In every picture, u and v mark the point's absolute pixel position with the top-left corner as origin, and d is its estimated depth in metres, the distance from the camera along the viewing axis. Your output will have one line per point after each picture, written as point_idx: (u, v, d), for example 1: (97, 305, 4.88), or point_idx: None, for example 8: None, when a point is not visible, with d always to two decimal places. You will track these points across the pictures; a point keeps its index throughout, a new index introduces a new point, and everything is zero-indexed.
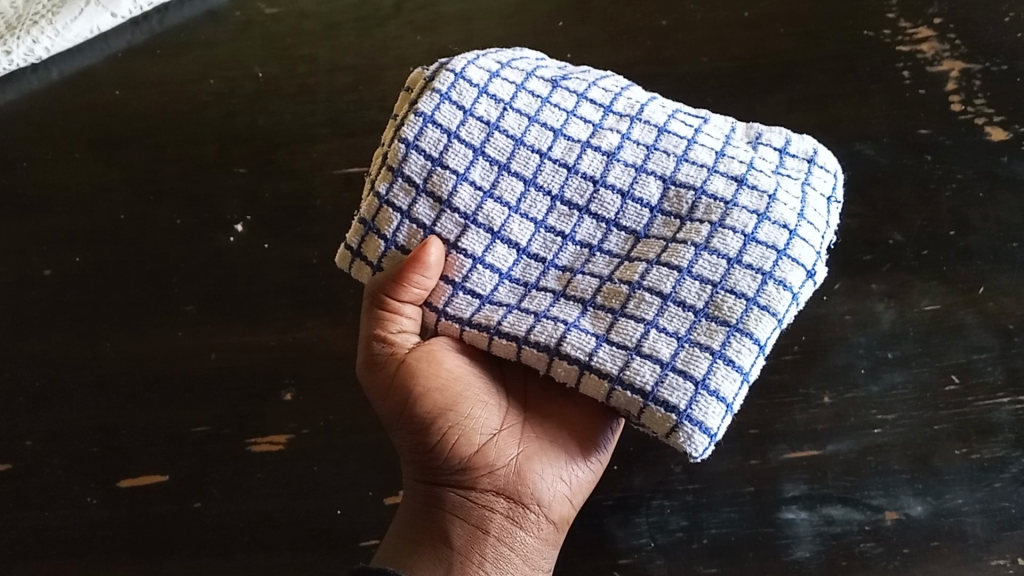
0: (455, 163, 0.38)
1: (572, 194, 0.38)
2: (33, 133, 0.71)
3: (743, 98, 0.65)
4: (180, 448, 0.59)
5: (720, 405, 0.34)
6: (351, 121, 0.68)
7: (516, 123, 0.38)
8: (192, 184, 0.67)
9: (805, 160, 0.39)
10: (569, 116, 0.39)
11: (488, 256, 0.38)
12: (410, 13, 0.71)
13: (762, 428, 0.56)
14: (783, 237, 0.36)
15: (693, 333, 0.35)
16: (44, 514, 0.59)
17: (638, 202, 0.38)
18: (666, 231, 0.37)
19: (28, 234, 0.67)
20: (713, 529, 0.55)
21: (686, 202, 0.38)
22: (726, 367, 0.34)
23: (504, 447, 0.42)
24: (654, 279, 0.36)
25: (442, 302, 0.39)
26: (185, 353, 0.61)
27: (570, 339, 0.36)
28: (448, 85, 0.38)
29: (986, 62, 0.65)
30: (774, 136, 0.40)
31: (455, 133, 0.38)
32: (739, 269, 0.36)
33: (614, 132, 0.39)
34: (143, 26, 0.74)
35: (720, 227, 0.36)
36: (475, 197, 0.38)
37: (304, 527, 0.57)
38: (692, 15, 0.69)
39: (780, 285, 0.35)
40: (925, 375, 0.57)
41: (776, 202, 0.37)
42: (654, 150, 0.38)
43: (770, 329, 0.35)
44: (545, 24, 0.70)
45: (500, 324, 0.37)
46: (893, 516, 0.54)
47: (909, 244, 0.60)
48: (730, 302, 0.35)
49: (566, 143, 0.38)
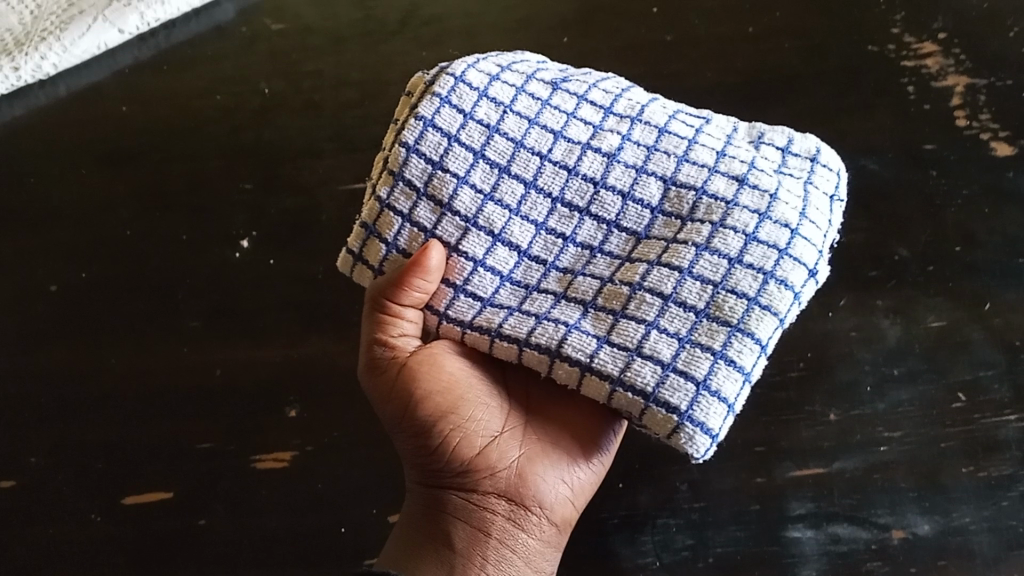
0: (456, 166, 0.38)
1: (573, 196, 0.38)
2: (40, 149, 0.71)
3: (748, 114, 0.66)
4: (184, 464, 0.58)
5: (722, 405, 0.34)
6: (356, 136, 0.68)
7: (517, 126, 0.38)
8: (198, 200, 0.67)
9: (807, 159, 0.39)
10: (570, 118, 0.39)
11: (489, 258, 0.38)
12: (416, 29, 0.73)
13: (767, 446, 0.56)
14: (785, 237, 0.36)
15: (694, 333, 0.35)
16: (43, 531, 0.57)
17: (638, 202, 0.38)
18: (668, 232, 0.37)
19: (34, 248, 0.67)
20: (719, 547, 0.54)
21: (688, 202, 0.38)
22: (727, 367, 0.34)
23: (505, 449, 0.42)
24: (655, 279, 0.36)
25: (443, 305, 0.39)
26: (189, 370, 0.61)
27: (572, 341, 0.36)
28: (448, 89, 0.38)
29: (991, 77, 0.66)
30: (776, 135, 0.40)
31: (455, 137, 0.38)
32: (740, 269, 0.36)
33: (615, 133, 0.39)
34: (151, 43, 0.75)
35: (721, 227, 0.36)
36: (475, 201, 0.38)
37: (308, 544, 0.56)
38: (696, 31, 0.71)
39: (781, 284, 0.35)
40: (931, 392, 0.56)
41: (778, 201, 0.37)
42: (655, 151, 0.38)
43: (772, 329, 0.35)
44: (550, 39, 0.71)
45: (502, 326, 0.37)
46: (900, 534, 0.54)
47: (915, 259, 0.60)
48: (731, 301, 0.35)
49: (567, 145, 0.38)
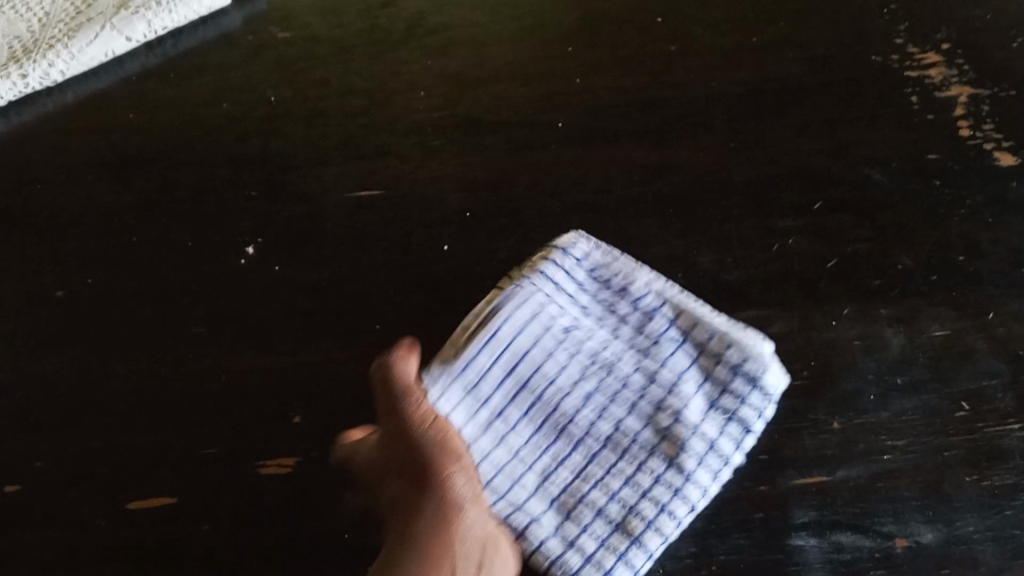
0: (485, 321, 0.53)
1: (556, 418, 0.53)
2: (47, 155, 0.72)
3: (752, 123, 0.68)
4: (188, 469, 0.56)
5: (609, 526, 0.50)
6: (363, 145, 0.71)
7: (532, 352, 0.53)
8: (205, 206, 0.68)
9: (722, 459, 0.52)
10: (564, 359, 0.54)
11: (493, 385, 0.52)
12: (421, 39, 0.77)
13: (771, 454, 0.54)
14: (678, 480, 0.51)
15: (607, 509, 0.51)
16: (34, 538, 0.54)
17: (594, 438, 0.53)
18: (611, 456, 0.52)
19: (41, 254, 0.67)
20: (722, 555, 0.51)
21: (625, 443, 0.52)
22: (620, 537, 0.50)
23: (470, 514, 0.49)
24: (588, 446, 0.52)
25: (449, 381, 0.52)
26: (195, 373, 0.60)
27: (530, 446, 0.52)
28: (506, 318, 0.53)
29: (995, 87, 0.68)
30: (710, 427, 0.52)
31: (491, 332, 0.53)
32: (643, 476, 0.51)
33: (591, 380, 0.54)
34: (157, 50, 0.77)
35: (638, 471, 0.52)
36: (495, 372, 0.52)
37: (310, 553, 0.52)
38: (699, 43, 0.73)
39: (668, 516, 0.50)
40: (934, 402, 0.55)
41: (685, 478, 0.51)
42: (608, 411, 0.53)
43: (659, 543, 0.50)
44: (555, 51, 0.75)
45: (499, 410, 0.52)
46: (903, 543, 0.50)
47: (919, 268, 0.60)
48: (632, 498, 0.51)
49: (558, 383, 0.53)
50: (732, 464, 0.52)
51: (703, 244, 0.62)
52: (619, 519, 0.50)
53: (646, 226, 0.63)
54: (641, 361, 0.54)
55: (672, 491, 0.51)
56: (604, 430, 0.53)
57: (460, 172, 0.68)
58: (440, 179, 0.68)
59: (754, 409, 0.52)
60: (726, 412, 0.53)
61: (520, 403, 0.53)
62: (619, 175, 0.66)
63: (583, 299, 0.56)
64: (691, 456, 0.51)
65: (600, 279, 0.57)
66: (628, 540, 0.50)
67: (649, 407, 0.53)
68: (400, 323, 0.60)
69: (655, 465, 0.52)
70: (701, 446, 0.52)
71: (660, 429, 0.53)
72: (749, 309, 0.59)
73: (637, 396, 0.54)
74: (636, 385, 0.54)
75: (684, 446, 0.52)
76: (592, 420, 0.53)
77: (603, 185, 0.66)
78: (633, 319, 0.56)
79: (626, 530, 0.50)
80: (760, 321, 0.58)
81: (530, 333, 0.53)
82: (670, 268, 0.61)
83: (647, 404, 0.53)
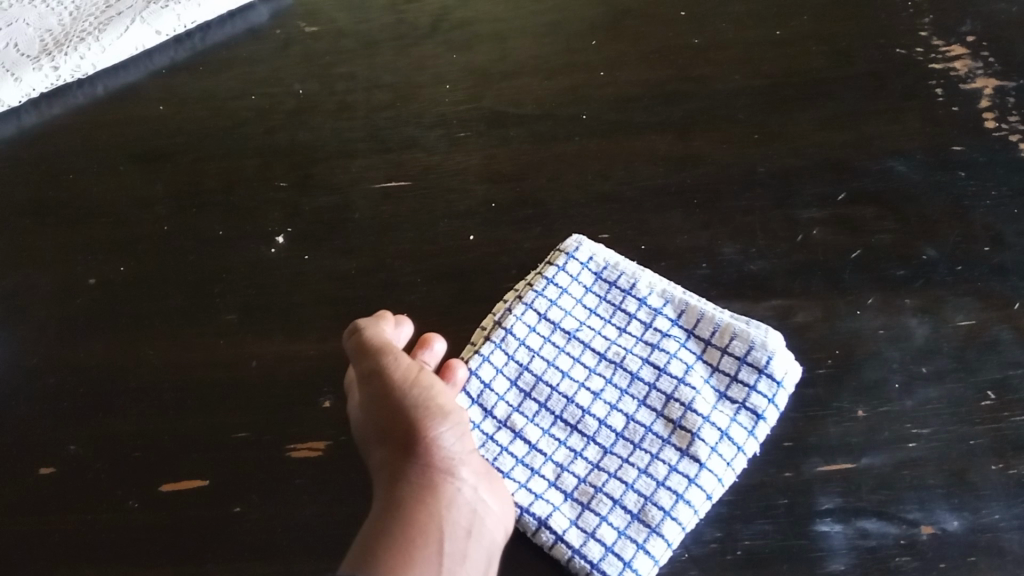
0: (495, 335, 0.58)
1: (568, 415, 0.54)
2: (81, 148, 0.73)
3: (776, 114, 0.69)
4: (220, 453, 0.56)
5: (626, 514, 0.50)
6: (389, 137, 0.72)
7: (539, 365, 0.56)
8: (235, 197, 0.69)
9: (735, 446, 0.51)
10: (574, 362, 0.56)
11: (505, 394, 0.56)
12: (447, 34, 0.79)
13: (796, 441, 0.53)
14: (694, 469, 0.51)
15: (623, 499, 0.50)
16: (64, 518, 0.55)
17: (609, 427, 0.53)
18: (623, 451, 0.52)
19: (73, 243, 0.68)
20: (748, 540, 0.49)
21: (639, 433, 0.53)
22: (638, 526, 0.49)
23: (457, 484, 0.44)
24: (604, 439, 0.53)
25: (475, 394, 0.56)
26: (225, 359, 0.61)
27: (543, 442, 0.53)
28: (500, 338, 0.58)
29: (1020, 80, 0.68)
30: (720, 415, 0.53)
31: (499, 343, 0.57)
32: (658, 463, 0.51)
33: (601, 377, 0.55)
34: (186, 44, 0.80)
35: (656, 459, 0.51)
36: (507, 386, 0.56)
37: (336, 534, 0.52)
38: (723, 36, 0.74)
39: (686, 504, 0.50)
40: (960, 391, 0.54)
41: (697, 466, 0.51)
42: (615, 409, 0.54)
43: (678, 534, 0.49)
44: (579, 44, 0.76)
45: (507, 417, 0.55)
46: (929, 531, 0.49)
47: (943, 259, 0.60)
48: (647, 485, 0.51)
49: (569, 382, 0.55)
50: (747, 452, 0.51)
51: (727, 234, 0.62)
52: (638, 509, 0.50)
53: (671, 217, 0.64)
54: (650, 355, 0.56)
55: (688, 478, 0.50)
56: (618, 423, 0.53)
57: (485, 164, 0.69)
58: (465, 171, 0.69)
59: (763, 397, 0.53)
60: (736, 402, 0.53)
61: (532, 404, 0.55)
62: (643, 166, 0.67)
63: (590, 304, 0.59)
64: (704, 445, 0.51)
65: (607, 279, 0.60)
66: (646, 529, 0.49)
67: (661, 397, 0.54)
68: (427, 311, 0.61)
69: (670, 455, 0.52)
70: (713, 435, 0.52)
71: (674, 419, 0.53)
72: (773, 299, 0.59)
73: (650, 388, 0.54)
74: (647, 378, 0.55)
75: (696, 435, 0.52)
76: (606, 414, 0.54)
77: (628, 176, 0.66)
78: (642, 315, 0.58)
79: (645, 520, 0.49)
80: (785, 310, 0.58)
81: (545, 353, 0.57)
82: (694, 258, 0.61)
83: (660, 395, 0.54)
